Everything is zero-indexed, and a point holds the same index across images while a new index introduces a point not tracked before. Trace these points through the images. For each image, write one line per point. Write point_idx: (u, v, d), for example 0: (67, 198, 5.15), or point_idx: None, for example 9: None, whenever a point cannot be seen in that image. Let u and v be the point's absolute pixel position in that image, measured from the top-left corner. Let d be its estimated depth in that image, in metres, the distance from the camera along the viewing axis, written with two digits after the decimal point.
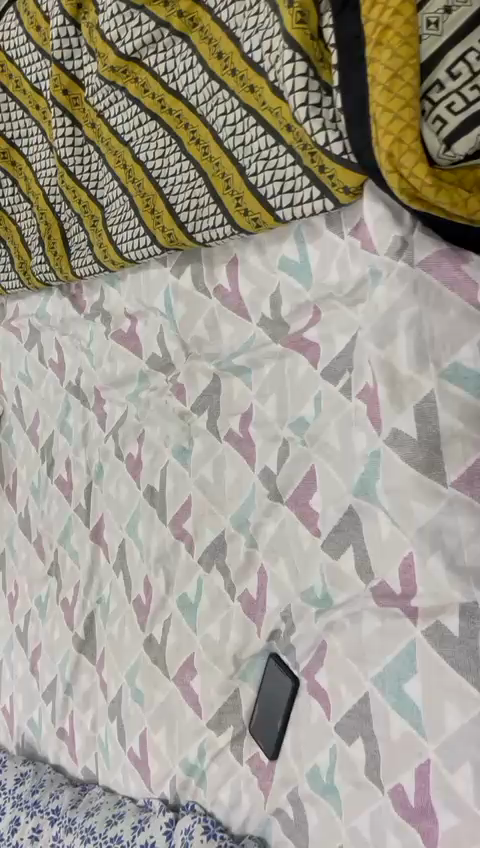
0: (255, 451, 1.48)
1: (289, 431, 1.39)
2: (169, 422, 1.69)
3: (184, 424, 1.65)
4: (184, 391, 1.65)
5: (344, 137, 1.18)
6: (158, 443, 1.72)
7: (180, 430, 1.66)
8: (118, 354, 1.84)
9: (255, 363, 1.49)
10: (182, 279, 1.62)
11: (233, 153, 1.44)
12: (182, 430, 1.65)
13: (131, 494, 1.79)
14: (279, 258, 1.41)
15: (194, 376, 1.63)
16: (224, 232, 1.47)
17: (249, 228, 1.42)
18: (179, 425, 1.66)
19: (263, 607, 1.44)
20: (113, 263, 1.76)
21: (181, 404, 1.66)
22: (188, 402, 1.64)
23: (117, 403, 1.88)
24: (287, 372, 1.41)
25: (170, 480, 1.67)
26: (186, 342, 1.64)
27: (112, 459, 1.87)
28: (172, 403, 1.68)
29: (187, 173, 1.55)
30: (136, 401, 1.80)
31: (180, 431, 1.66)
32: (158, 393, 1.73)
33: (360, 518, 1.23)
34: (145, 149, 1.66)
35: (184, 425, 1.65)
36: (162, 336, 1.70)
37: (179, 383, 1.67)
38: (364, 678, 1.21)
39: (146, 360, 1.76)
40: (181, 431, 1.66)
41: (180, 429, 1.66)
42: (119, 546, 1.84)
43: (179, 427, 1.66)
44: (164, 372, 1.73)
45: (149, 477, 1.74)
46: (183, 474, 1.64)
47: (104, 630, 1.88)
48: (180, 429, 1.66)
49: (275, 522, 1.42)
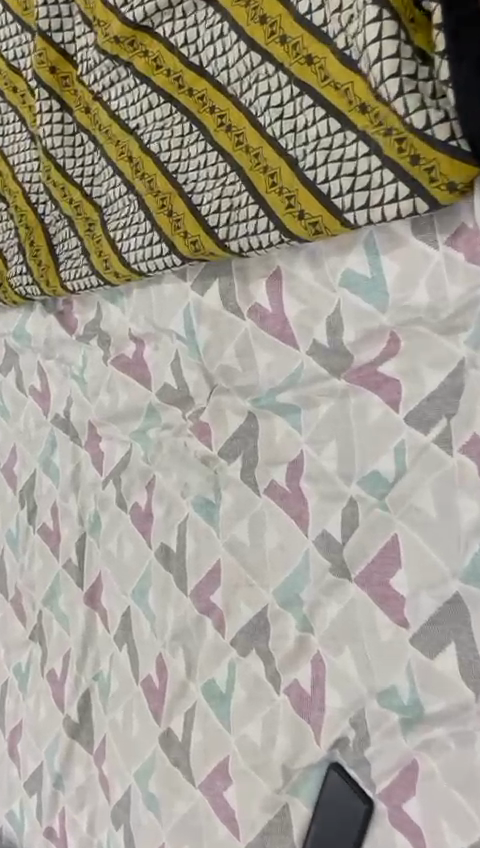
0: (307, 511, 1.18)
1: (359, 490, 1.10)
2: (187, 469, 1.38)
3: (208, 473, 1.35)
4: (208, 432, 1.35)
5: (452, 117, 0.92)
6: (173, 495, 1.41)
7: (203, 479, 1.35)
8: (119, 384, 1.54)
9: (305, 401, 1.20)
10: (207, 297, 1.32)
11: (280, 141, 1.15)
12: (206, 480, 1.35)
13: (138, 554, 1.48)
14: (342, 272, 1.13)
15: (221, 415, 1.33)
16: (270, 239, 1.18)
17: (305, 235, 1.13)
18: (202, 474, 1.36)
19: (321, 707, 1.16)
20: (115, 276, 1.45)
21: (203, 448, 1.35)
22: (214, 446, 1.34)
23: (117, 442, 1.58)
24: (352, 415, 1.12)
25: (191, 542, 1.36)
26: (211, 372, 1.35)
27: (112, 509, 1.56)
28: (193, 446, 1.38)
29: (216, 168, 1.26)
30: (144, 441, 1.50)
31: (203, 481, 1.35)
32: (173, 433, 1.43)
33: (470, 611, 0.97)
34: (157, 138, 1.37)
35: (208, 473, 1.35)
36: (179, 364, 1.40)
37: (201, 422, 1.37)
38: (478, 818, 0.95)
39: (157, 392, 1.46)
40: (205, 481, 1.35)
41: (203, 478, 1.35)
42: (122, 616, 1.53)
43: (202, 476, 1.35)
44: (180, 408, 1.42)
45: (162, 535, 1.43)
46: (209, 535, 1.33)
47: (104, 715, 1.56)
48: (203, 479, 1.35)
49: (338, 603, 1.14)
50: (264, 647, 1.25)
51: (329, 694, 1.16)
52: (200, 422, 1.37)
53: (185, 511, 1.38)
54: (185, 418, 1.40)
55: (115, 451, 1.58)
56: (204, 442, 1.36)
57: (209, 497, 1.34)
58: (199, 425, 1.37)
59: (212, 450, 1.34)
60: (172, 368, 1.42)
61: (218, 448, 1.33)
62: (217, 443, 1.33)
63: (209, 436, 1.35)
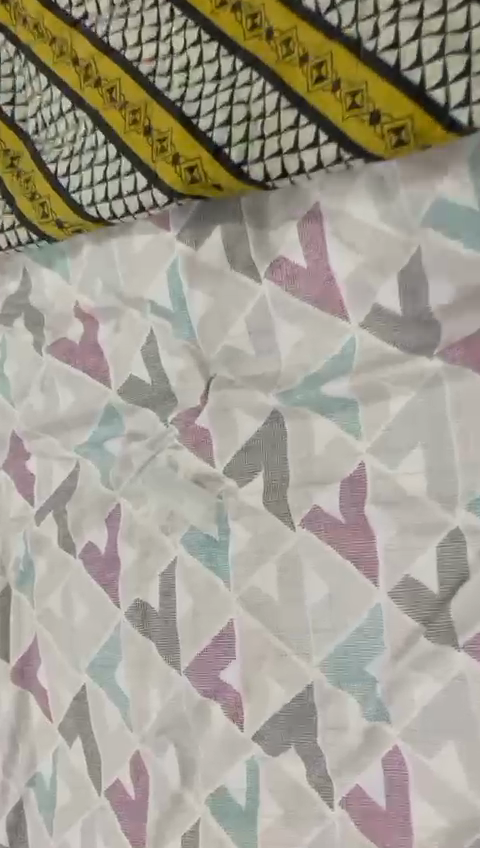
0: (375, 551, 0.83)
1: (470, 518, 0.77)
2: (174, 494, 0.99)
3: (209, 498, 0.96)
4: (206, 441, 0.96)
5: None
6: (153, 530, 1.01)
7: (202, 505, 0.96)
8: (61, 381, 1.12)
9: (366, 390, 0.85)
10: (203, 252, 0.93)
11: (327, 16, 0.79)
12: (206, 506, 0.96)
13: (98, 615, 1.07)
14: (433, 203, 0.77)
15: (226, 417, 0.95)
16: (318, 159, 0.80)
17: (378, 150, 0.76)
18: (199, 499, 0.97)
19: (406, 830, 0.80)
20: (55, 228, 1.02)
21: (201, 464, 0.97)
22: (217, 462, 0.95)
23: (56, 460, 1.15)
24: (452, 409, 0.78)
25: (186, 597, 0.97)
26: (208, 357, 0.96)
27: (55, 552, 1.14)
28: (182, 461, 0.98)
29: (218, 64, 0.87)
30: (102, 457, 1.09)
31: (202, 509, 0.96)
32: (148, 444, 1.03)
33: None
34: (115, 27, 0.96)
35: (209, 498, 0.96)
36: (155, 349, 1.01)
37: (195, 426, 0.98)
38: None
39: (122, 388, 1.05)
40: (204, 508, 0.96)
41: (202, 505, 0.96)
42: (75, 700, 1.11)
43: (199, 503, 0.97)
44: (158, 410, 1.02)
45: (138, 587, 1.02)
46: (214, 587, 0.95)
47: (49, 838, 1.12)
48: (201, 506, 0.96)
49: (439, 681, 0.78)
50: (310, 744, 0.88)
51: (419, 813, 0.79)
52: (194, 427, 0.98)
53: (173, 553, 0.99)
54: (168, 423, 1.01)
55: (55, 473, 1.15)
56: (200, 455, 0.97)
57: (213, 533, 0.96)
58: (192, 431, 0.98)
59: (214, 466, 0.96)
60: (144, 353, 1.02)
61: (224, 463, 0.95)
62: (222, 456, 0.95)
63: (208, 448, 0.96)
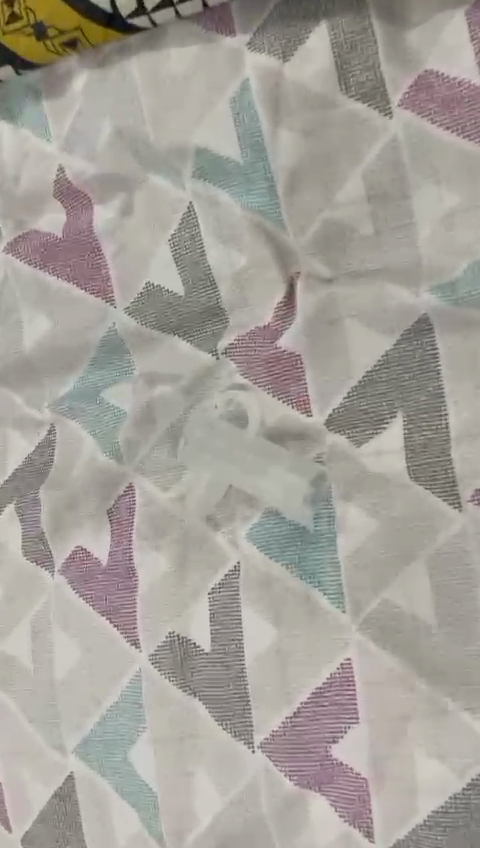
0: None
1: None
2: (241, 463, 0.63)
3: (300, 466, 0.60)
4: (294, 377, 0.61)
5: None
6: (200, 523, 0.64)
7: (289, 477, 0.60)
8: (33, 300, 0.74)
9: None
10: (294, 67, 0.57)
11: None
12: (296, 478, 0.60)
13: (97, 664, 0.68)
14: None
15: (327, 338, 0.59)
16: None
17: None
18: (285, 468, 0.61)
19: None
20: (36, 47, 0.63)
21: (289, 411, 0.61)
22: (315, 409, 0.60)
23: (22, 422, 0.76)
24: None
25: (263, 627, 0.60)
26: (295, 245, 0.61)
27: (19, 565, 0.74)
28: (256, 410, 0.63)
29: None
30: (98, 414, 0.71)
31: (288, 484, 0.60)
32: (186, 388, 0.66)
33: None
34: None
35: (300, 467, 0.60)
36: (195, 239, 0.64)
37: (273, 355, 0.62)
38: None
39: (138, 306, 0.68)
40: (293, 483, 0.60)
41: (289, 477, 0.60)
42: (54, 799, 0.70)
43: (285, 474, 0.61)
44: (202, 334, 0.66)
45: (171, 616, 0.64)
46: (315, 607, 0.59)
47: None
48: (287, 478, 0.60)
49: None
50: None
51: None
52: (272, 356, 0.62)
53: (235, 556, 0.62)
54: (220, 355, 0.65)
55: (18, 444, 0.76)
56: (286, 401, 0.61)
57: (307, 521, 0.60)
58: (267, 363, 0.62)
59: (310, 415, 0.60)
60: (179, 247, 0.65)
61: (327, 409, 0.59)
62: (323, 399, 0.60)
63: (299, 388, 0.61)
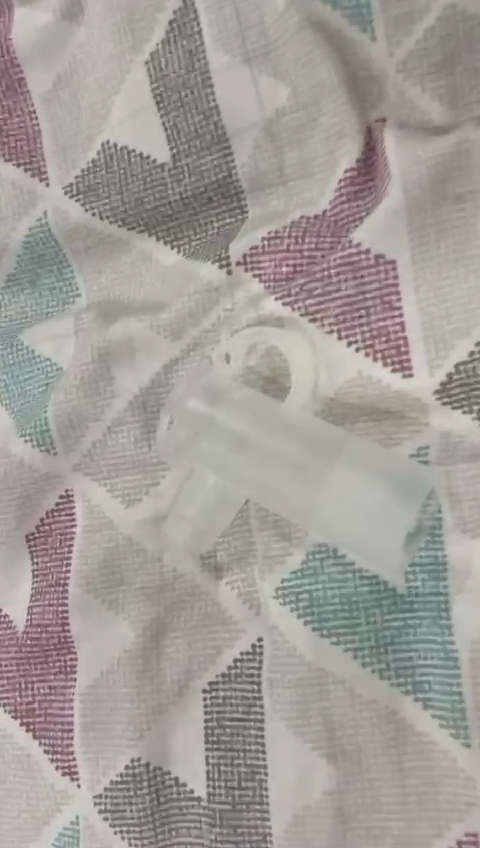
0: None
1: None
2: (275, 465, 0.33)
3: (391, 473, 0.31)
4: (380, 304, 0.32)
5: None
6: (195, 566, 0.36)
7: (372, 495, 0.31)
8: None
9: None
10: None
11: None
12: (384, 496, 0.31)
13: (7, 798, 0.40)
14: None
15: (449, 228, 0.31)
16: None
17: None
18: (362, 478, 0.31)
19: None
20: None
21: (367, 368, 0.32)
22: (420, 366, 0.32)
23: None
24: None
25: (307, 765, 0.33)
26: (385, 59, 0.33)
27: None
28: (308, 368, 0.33)
29: None
30: (7, 374, 0.41)
31: (371, 507, 0.31)
32: (171, 329, 0.37)
33: None
34: None
35: (392, 475, 0.31)
36: (194, 59, 0.36)
37: (338, 261, 0.33)
38: None
39: (89, 184, 0.39)
40: (378, 504, 0.31)
41: (372, 493, 0.31)
42: None
43: (363, 489, 0.31)
44: (204, 234, 0.38)
45: (136, 731, 0.36)
46: (409, 736, 0.31)
47: None
48: (368, 495, 0.31)
49: None
50: None
51: None
52: (335, 265, 0.33)
53: (255, 633, 0.35)
54: (235, 269, 0.36)
55: None
56: (360, 349, 0.32)
57: (395, 577, 0.32)
58: (326, 278, 0.33)
59: (409, 376, 0.32)
60: (167, 78, 0.37)
61: (443, 367, 0.31)
62: (435, 346, 0.31)
63: (388, 327, 0.32)
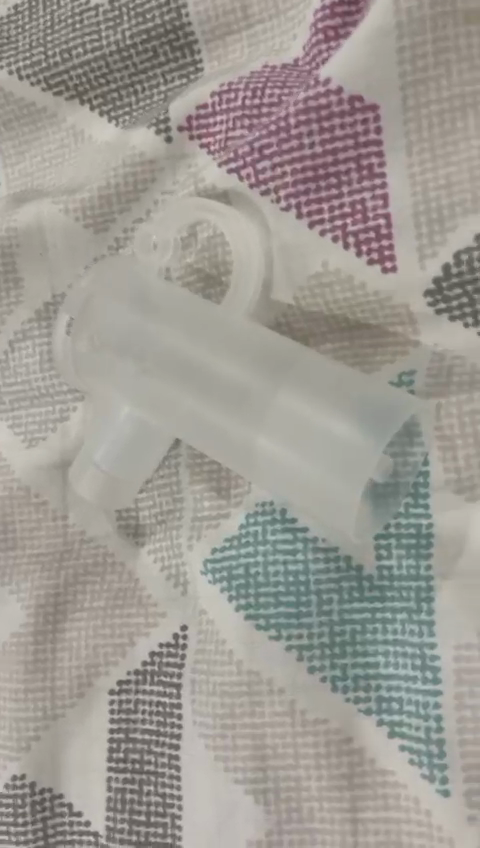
0: None
1: None
2: (204, 389, 0.23)
3: (362, 406, 0.22)
4: (356, 169, 0.23)
5: None
6: (109, 526, 0.28)
7: (336, 439, 0.22)
8: None
9: None
10: None
11: None
12: (353, 440, 0.21)
13: None
14: None
15: (456, 56, 0.21)
16: None
17: None
18: (321, 411, 0.22)
19: None
20: None
21: (335, 259, 0.23)
22: (407, 257, 0.22)
23: None
24: None
25: (232, 807, 0.24)
26: None
27: None
28: (256, 261, 0.24)
29: None
30: None
31: (333, 453, 0.22)
32: (93, 215, 0.28)
33: None
34: None
35: (368, 411, 0.21)
36: None
37: (299, 103, 0.23)
38: None
39: (10, 37, 0.31)
40: (345, 451, 0.21)
41: (336, 436, 0.22)
42: None
43: (321, 427, 0.22)
44: (148, 99, 0.29)
45: (20, 741, 0.28)
46: (366, 773, 0.23)
47: None
48: (331, 437, 0.22)
49: None
50: None
51: None
52: (294, 112, 0.23)
53: (178, 621, 0.26)
54: (176, 137, 0.27)
55: None
56: (326, 232, 0.23)
57: (360, 553, 0.24)
58: (282, 131, 0.23)
59: (392, 270, 0.23)
60: None
61: (439, 257, 0.22)
62: (428, 225, 0.22)
63: (366, 200, 0.23)
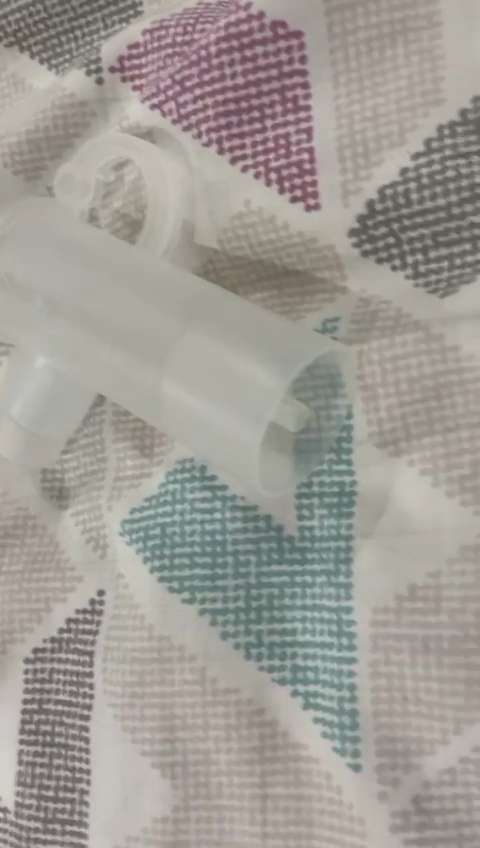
0: None
1: None
2: (110, 333, 0.21)
3: (268, 343, 0.20)
4: (280, 101, 0.21)
5: None
6: (33, 488, 0.27)
7: (239, 378, 0.20)
8: None
9: None
10: None
11: None
12: (257, 379, 0.19)
13: None
14: None
15: None
16: None
17: None
18: (223, 349, 0.20)
19: None
20: None
21: (257, 198, 0.22)
22: (330, 194, 0.21)
23: None
24: None
25: (139, 781, 0.22)
26: None
27: None
28: (174, 198, 0.23)
29: None
30: None
31: (238, 394, 0.19)
32: (22, 163, 0.27)
33: None
34: None
35: (277, 350, 0.20)
36: None
37: (221, 31, 0.22)
38: None
39: None
40: (248, 391, 0.19)
41: (240, 374, 0.20)
42: None
43: (221, 365, 0.20)
44: (89, 45, 0.28)
45: None
46: (278, 747, 0.21)
47: None
48: (234, 377, 0.20)
49: None
50: None
51: None
52: (215, 40, 0.22)
53: (95, 586, 0.25)
54: (107, 79, 0.26)
55: None
56: (248, 168, 0.22)
57: (281, 513, 0.22)
58: (202, 61, 0.22)
59: (315, 208, 0.21)
60: None
61: (362, 194, 0.21)
62: (353, 160, 0.21)
63: (290, 135, 0.21)
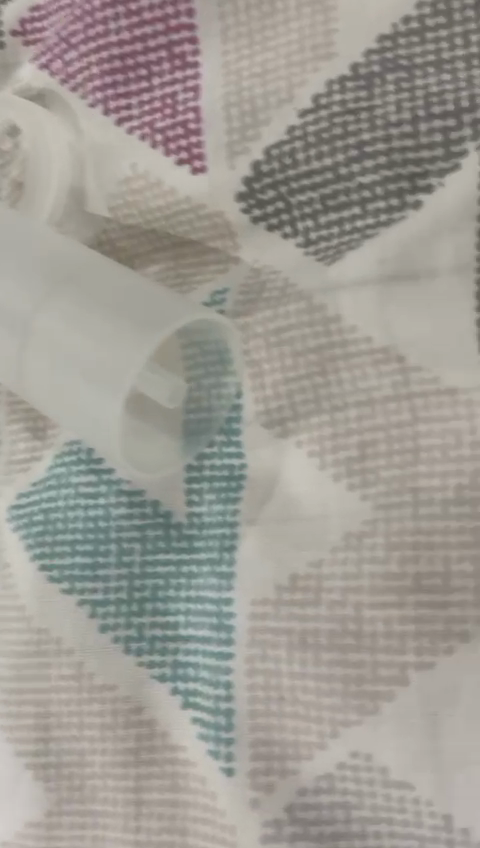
0: None
1: None
2: None
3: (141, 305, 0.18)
4: (168, 59, 0.20)
5: None
6: None
7: (106, 343, 0.18)
8: None
9: None
10: None
11: None
12: (124, 343, 0.18)
13: None
14: None
15: None
16: None
17: None
18: (95, 313, 0.19)
19: None
20: None
21: (144, 161, 0.21)
22: (218, 157, 0.20)
23: None
24: None
25: (9, 781, 0.21)
26: None
27: None
28: (58, 162, 0.22)
29: None
30: None
31: (105, 360, 0.18)
32: None
33: None
34: None
35: (148, 312, 0.18)
36: None
37: None
38: None
39: None
40: (113, 356, 0.18)
41: (109, 338, 0.18)
42: None
43: (93, 330, 0.18)
44: None
45: None
46: (154, 749, 0.20)
47: None
48: (103, 342, 0.18)
49: None
50: None
51: None
52: None
53: None
54: None
55: None
56: (134, 130, 0.21)
57: (171, 500, 0.20)
58: (87, 16, 0.21)
59: (201, 171, 0.20)
60: None
61: (249, 156, 0.20)
62: (241, 122, 0.20)
63: (178, 94, 0.20)
